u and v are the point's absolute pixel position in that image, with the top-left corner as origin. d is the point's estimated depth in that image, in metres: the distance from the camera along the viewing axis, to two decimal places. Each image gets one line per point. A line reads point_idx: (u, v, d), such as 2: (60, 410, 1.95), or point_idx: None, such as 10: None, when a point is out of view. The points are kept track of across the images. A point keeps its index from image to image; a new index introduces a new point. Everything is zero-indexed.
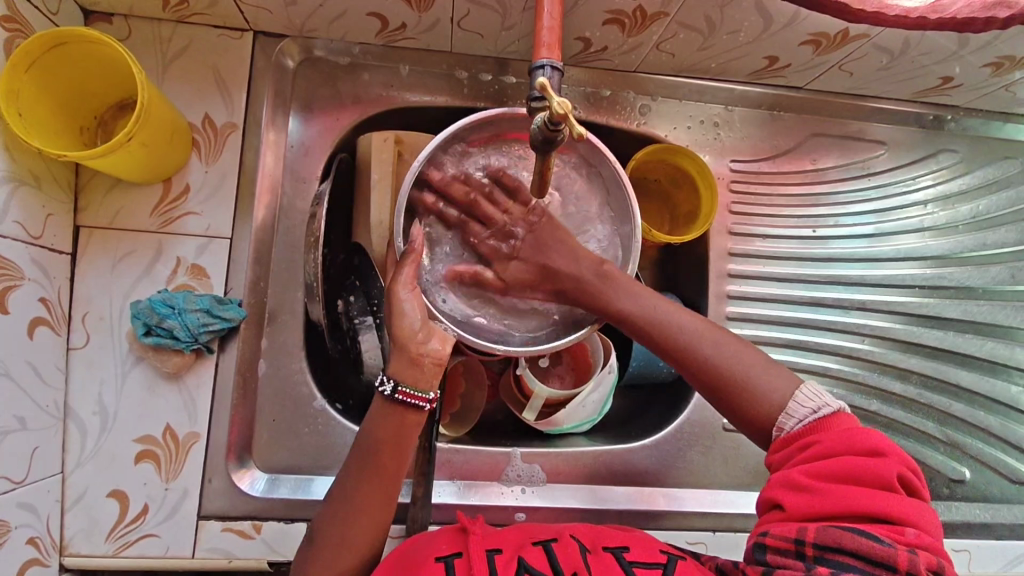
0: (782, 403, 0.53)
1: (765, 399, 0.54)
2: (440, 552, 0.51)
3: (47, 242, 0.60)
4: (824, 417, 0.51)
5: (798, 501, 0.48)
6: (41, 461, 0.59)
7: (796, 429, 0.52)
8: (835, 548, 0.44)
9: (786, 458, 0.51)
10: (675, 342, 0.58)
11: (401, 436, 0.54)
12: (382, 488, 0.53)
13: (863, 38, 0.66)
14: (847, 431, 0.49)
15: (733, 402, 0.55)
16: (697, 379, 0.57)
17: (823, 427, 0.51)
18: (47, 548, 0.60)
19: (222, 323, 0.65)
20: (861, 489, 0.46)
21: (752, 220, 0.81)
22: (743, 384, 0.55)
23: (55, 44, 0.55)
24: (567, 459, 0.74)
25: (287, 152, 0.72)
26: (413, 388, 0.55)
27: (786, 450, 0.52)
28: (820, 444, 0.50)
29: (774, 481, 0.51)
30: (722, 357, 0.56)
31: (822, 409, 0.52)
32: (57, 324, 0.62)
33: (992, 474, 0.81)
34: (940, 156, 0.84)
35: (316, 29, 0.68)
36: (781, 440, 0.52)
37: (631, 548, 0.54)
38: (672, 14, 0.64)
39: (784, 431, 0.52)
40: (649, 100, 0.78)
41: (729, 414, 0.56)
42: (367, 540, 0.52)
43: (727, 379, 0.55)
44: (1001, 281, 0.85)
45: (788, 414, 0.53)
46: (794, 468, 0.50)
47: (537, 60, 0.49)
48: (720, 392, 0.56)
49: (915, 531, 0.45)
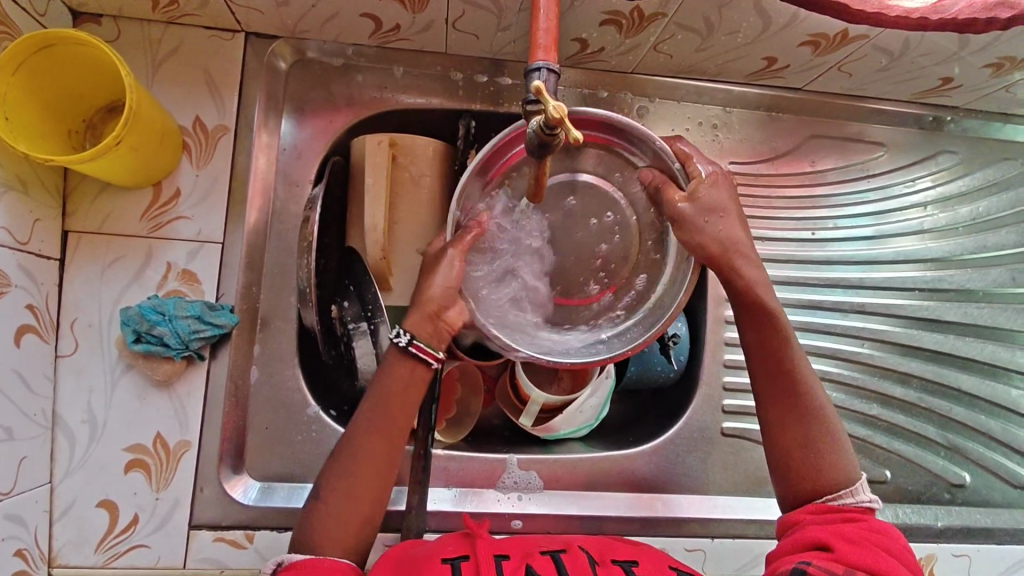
0: (832, 482, 0.54)
1: (832, 473, 0.55)
2: (446, 554, 0.51)
3: (35, 248, 0.59)
4: (871, 510, 0.54)
5: (850, 551, 0.49)
6: (28, 472, 0.58)
7: (847, 505, 0.53)
8: None
9: (833, 520, 0.52)
10: (786, 379, 0.57)
11: (407, 386, 0.57)
12: (388, 439, 0.56)
13: (862, 39, 0.66)
14: (889, 526, 0.53)
15: (775, 436, 0.57)
16: (780, 415, 0.57)
17: (868, 515, 0.53)
18: (36, 560, 0.59)
19: (213, 329, 0.64)
20: (902, 567, 0.49)
21: (750, 222, 0.81)
22: (818, 450, 0.55)
23: (44, 45, 0.54)
24: (564, 466, 0.73)
25: (279, 155, 0.71)
26: (425, 343, 0.56)
27: (829, 515, 0.53)
28: (869, 523, 0.52)
29: (813, 530, 0.52)
30: (819, 416, 0.56)
31: (871, 502, 0.54)
32: (45, 331, 0.60)
33: (993, 478, 0.81)
34: (939, 158, 0.84)
35: (309, 29, 0.67)
36: (825, 505, 0.53)
37: (642, 565, 0.54)
38: (670, 15, 0.63)
39: (837, 501, 0.53)
40: (646, 101, 0.77)
41: (778, 452, 0.57)
42: (363, 503, 0.54)
43: (808, 434, 0.56)
44: (1002, 284, 0.84)
45: (851, 492, 0.54)
46: (842, 527, 0.51)
47: (533, 62, 0.48)
48: (790, 436, 0.56)
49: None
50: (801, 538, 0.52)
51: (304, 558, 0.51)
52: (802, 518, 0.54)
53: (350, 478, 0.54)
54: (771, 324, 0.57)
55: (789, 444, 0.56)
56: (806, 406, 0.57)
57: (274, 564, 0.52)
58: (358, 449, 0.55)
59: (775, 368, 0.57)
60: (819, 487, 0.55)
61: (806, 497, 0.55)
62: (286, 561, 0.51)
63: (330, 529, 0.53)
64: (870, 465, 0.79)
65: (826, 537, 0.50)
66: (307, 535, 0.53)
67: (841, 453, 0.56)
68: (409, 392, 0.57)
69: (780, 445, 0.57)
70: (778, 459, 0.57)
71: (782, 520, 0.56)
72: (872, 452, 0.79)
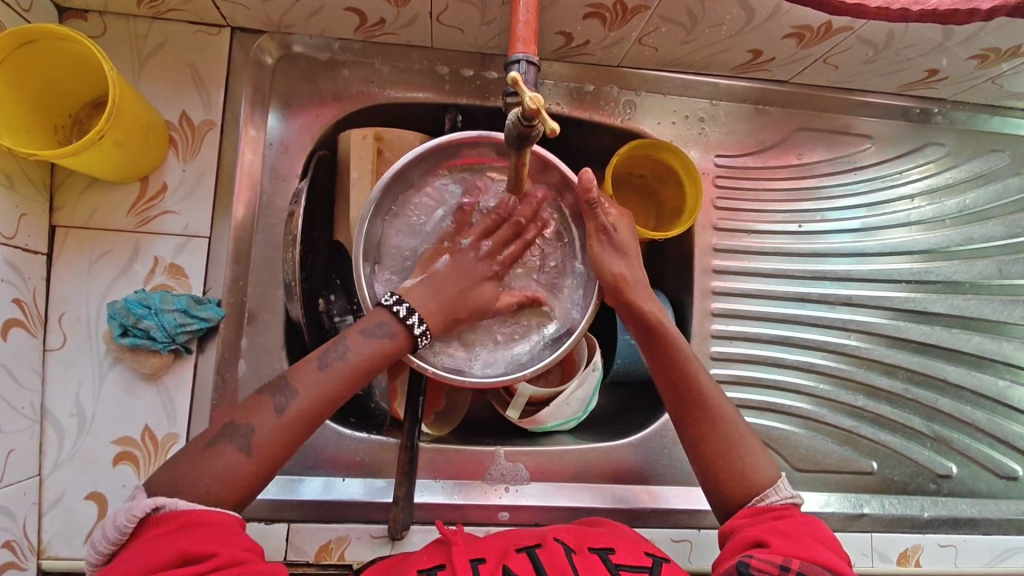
0: (760, 484, 0.55)
1: (754, 472, 0.56)
2: (423, 565, 0.51)
3: (21, 242, 0.59)
4: (798, 505, 0.55)
5: (783, 542, 0.50)
6: (16, 464, 0.59)
7: (776, 503, 0.54)
8: None
9: (761, 520, 0.53)
10: (694, 392, 0.59)
11: (369, 359, 0.54)
12: (333, 395, 0.52)
13: (846, 31, 0.66)
14: (813, 519, 0.54)
15: (699, 456, 0.57)
16: (693, 430, 0.58)
17: (795, 511, 0.55)
18: (24, 552, 0.59)
19: (199, 322, 0.64)
20: (834, 555, 0.50)
21: (738, 216, 0.81)
22: (736, 453, 0.57)
23: (25, 42, 0.54)
24: (552, 458, 0.73)
25: (266, 150, 0.70)
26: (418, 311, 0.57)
27: (760, 515, 0.54)
28: (798, 518, 0.54)
29: (748, 530, 0.52)
30: (729, 418, 0.58)
31: (796, 497, 0.56)
32: (33, 326, 0.61)
33: (981, 470, 0.81)
34: (927, 149, 0.84)
35: (294, 24, 0.67)
36: (754, 507, 0.54)
37: (617, 550, 0.54)
38: (653, 8, 0.63)
39: (764, 501, 0.55)
40: (633, 95, 0.77)
41: (704, 465, 0.57)
42: (274, 458, 0.49)
43: (722, 441, 0.57)
44: (989, 275, 0.84)
45: (774, 489, 0.55)
46: (772, 522, 0.53)
47: (513, 55, 0.49)
48: (709, 448, 0.57)
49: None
50: (740, 540, 0.52)
51: (196, 509, 0.45)
52: (735, 524, 0.54)
53: (281, 426, 0.49)
54: (668, 342, 0.60)
55: (711, 458, 0.57)
56: (716, 417, 0.58)
57: (146, 509, 0.44)
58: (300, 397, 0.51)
59: (682, 385, 0.59)
60: (749, 489, 0.55)
61: (738, 503, 0.56)
62: (167, 507, 0.45)
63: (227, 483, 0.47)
64: (856, 455, 0.79)
65: (764, 534, 0.51)
66: (198, 488, 0.46)
67: (758, 453, 0.57)
68: (371, 361, 0.54)
69: (702, 459, 0.57)
70: (704, 474, 0.57)
71: (721, 532, 0.55)
72: (858, 443, 0.80)
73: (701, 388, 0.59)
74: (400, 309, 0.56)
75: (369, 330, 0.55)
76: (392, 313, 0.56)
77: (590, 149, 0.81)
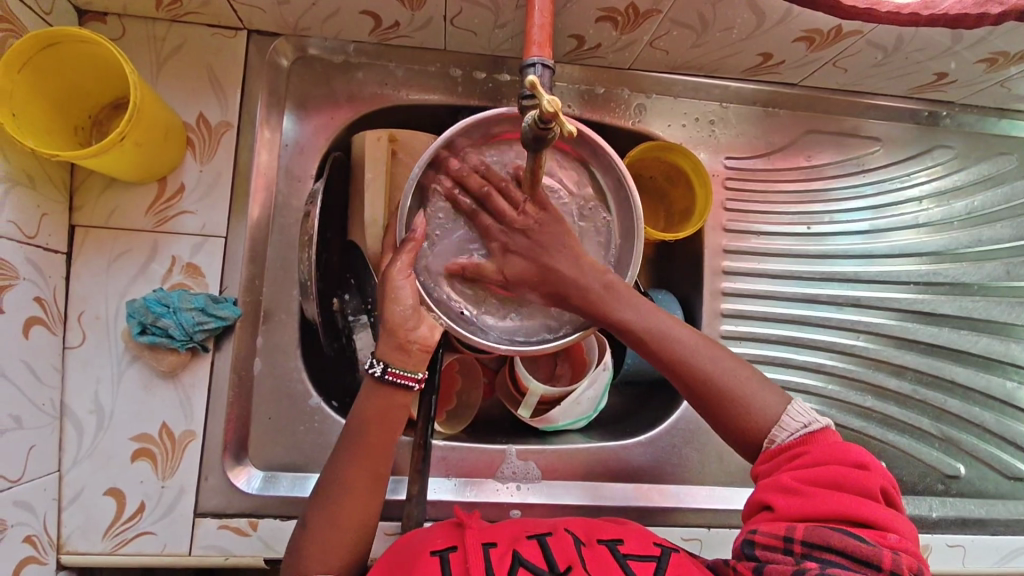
0: (774, 420, 0.53)
1: (757, 415, 0.53)
2: (436, 545, 0.52)
3: (42, 241, 0.60)
4: (814, 432, 0.51)
5: (788, 503, 0.48)
6: (37, 459, 0.59)
7: (788, 441, 0.52)
8: (822, 546, 0.45)
9: (773, 469, 0.51)
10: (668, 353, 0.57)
11: (391, 417, 0.56)
12: (372, 457, 0.54)
13: (856, 35, 0.67)
14: (835, 446, 0.50)
15: (706, 414, 0.55)
16: (691, 395, 0.56)
17: (812, 442, 0.51)
18: (44, 546, 0.60)
19: (216, 321, 0.65)
20: (846, 496, 0.47)
21: (747, 217, 0.81)
22: (734, 403, 0.54)
23: (46, 45, 0.55)
24: (562, 456, 0.74)
25: (281, 151, 0.72)
26: (402, 368, 0.56)
27: (775, 460, 0.51)
28: (809, 456, 0.50)
29: (760, 489, 0.51)
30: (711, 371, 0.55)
31: (813, 424, 0.52)
32: (52, 323, 0.62)
33: (988, 470, 0.82)
34: (935, 152, 0.84)
35: (309, 27, 0.68)
36: (770, 452, 0.52)
37: (626, 542, 0.54)
38: (664, 12, 0.64)
39: (776, 442, 0.52)
40: (644, 98, 0.78)
41: (719, 428, 0.55)
42: (358, 519, 0.53)
43: (726, 403, 0.54)
44: (997, 278, 0.85)
45: (782, 427, 0.52)
46: (784, 473, 0.50)
47: (528, 58, 0.49)
48: (713, 409, 0.55)
49: (895, 536, 0.46)
50: (755, 499, 0.51)
51: None
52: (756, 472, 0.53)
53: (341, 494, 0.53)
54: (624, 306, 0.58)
55: (715, 414, 0.55)
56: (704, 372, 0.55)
57: None
58: (344, 464, 0.54)
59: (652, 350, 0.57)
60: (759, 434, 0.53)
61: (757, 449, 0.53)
62: None
63: (312, 555, 0.51)
64: None
65: (768, 493, 0.50)
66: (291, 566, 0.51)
67: (760, 393, 0.54)
68: (388, 408, 0.56)
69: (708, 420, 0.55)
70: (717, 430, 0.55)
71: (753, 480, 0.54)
72: (867, 444, 0.80)
73: (679, 348, 0.56)
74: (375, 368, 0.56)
75: (365, 396, 0.56)
76: (370, 374, 0.56)
77: None
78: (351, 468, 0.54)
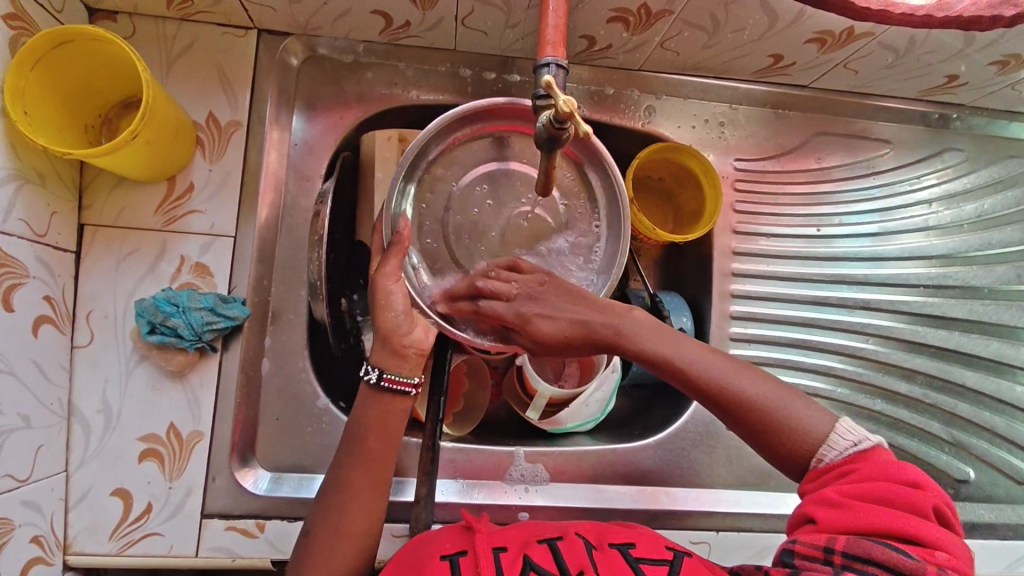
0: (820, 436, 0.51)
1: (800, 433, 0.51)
2: (445, 550, 0.51)
3: (52, 239, 0.60)
4: (864, 451, 0.50)
5: (830, 515, 0.47)
6: (45, 459, 0.59)
7: (836, 459, 0.50)
8: (862, 558, 0.44)
9: (819, 485, 0.50)
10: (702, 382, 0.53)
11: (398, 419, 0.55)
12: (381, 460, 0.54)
13: (868, 37, 0.66)
14: (886, 464, 0.49)
15: (749, 437, 0.53)
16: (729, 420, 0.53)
17: (862, 459, 0.50)
18: (52, 547, 0.60)
19: (225, 321, 0.65)
20: (892, 512, 0.46)
21: (756, 219, 0.81)
22: (776, 425, 0.52)
23: (58, 43, 0.55)
24: (570, 459, 0.74)
25: (290, 151, 0.72)
26: (399, 374, 0.56)
27: (823, 477, 0.50)
28: (858, 473, 0.49)
29: (805, 503, 0.50)
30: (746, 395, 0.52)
31: (862, 442, 0.50)
32: (61, 323, 0.61)
33: (998, 474, 0.81)
34: (945, 155, 0.84)
35: (320, 26, 0.68)
36: (817, 470, 0.51)
37: (638, 545, 0.54)
38: (677, 12, 0.64)
39: (823, 461, 0.50)
40: (653, 100, 0.78)
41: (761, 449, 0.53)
42: (365, 523, 0.52)
43: (768, 428, 0.52)
44: (1007, 281, 0.84)
45: (828, 444, 0.51)
46: (830, 488, 0.49)
47: (542, 58, 0.49)
48: (755, 433, 0.52)
49: (945, 555, 0.44)
50: (800, 513, 0.51)
51: None
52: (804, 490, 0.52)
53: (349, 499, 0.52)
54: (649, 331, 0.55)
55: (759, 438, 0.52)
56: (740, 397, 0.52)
57: None
58: (352, 468, 0.53)
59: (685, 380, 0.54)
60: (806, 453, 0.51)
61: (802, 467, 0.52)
62: None
63: (319, 560, 0.50)
64: None
65: (814, 506, 0.49)
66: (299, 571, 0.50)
67: (799, 409, 0.52)
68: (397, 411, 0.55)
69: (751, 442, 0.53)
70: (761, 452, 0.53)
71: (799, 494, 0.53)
72: None
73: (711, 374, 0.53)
74: (371, 375, 0.56)
75: (373, 398, 0.56)
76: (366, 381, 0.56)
77: (611, 151, 0.82)
78: (360, 471, 0.53)
